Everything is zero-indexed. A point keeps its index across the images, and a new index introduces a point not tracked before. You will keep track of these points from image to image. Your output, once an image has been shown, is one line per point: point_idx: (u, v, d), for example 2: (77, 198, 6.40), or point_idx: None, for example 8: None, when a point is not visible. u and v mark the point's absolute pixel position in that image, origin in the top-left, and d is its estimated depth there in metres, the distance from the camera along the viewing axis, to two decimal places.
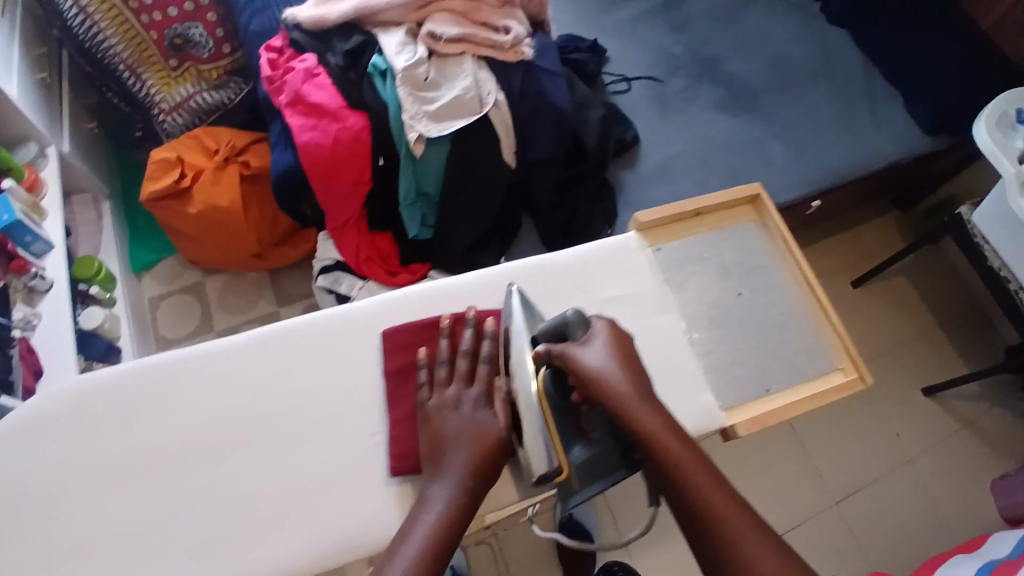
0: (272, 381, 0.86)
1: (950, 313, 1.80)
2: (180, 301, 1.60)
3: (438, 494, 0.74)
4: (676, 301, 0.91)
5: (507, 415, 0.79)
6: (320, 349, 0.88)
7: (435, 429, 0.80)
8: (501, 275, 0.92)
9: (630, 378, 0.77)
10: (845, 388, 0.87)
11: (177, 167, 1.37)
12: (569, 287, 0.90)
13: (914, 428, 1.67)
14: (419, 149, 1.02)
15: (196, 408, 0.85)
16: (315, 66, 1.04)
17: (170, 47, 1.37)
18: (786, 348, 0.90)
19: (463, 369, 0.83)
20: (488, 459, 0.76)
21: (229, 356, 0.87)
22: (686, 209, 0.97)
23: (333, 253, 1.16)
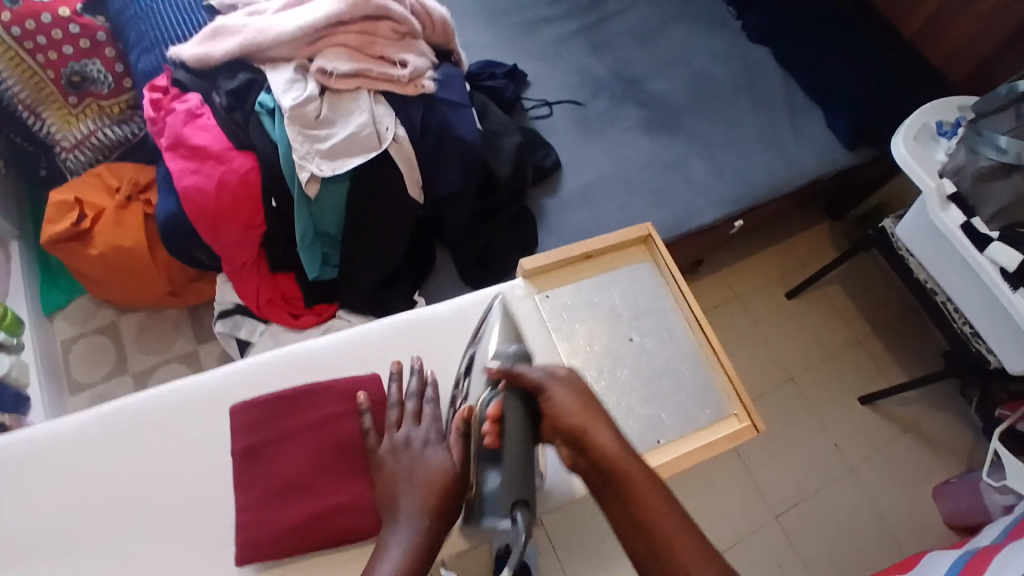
0: (135, 458, 0.75)
1: (887, 322, 1.80)
2: (95, 343, 1.51)
3: (397, 538, 0.63)
4: (560, 348, 0.88)
5: (460, 457, 0.71)
6: (177, 424, 0.77)
7: (386, 476, 0.70)
8: (379, 333, 0.86)
9: (601, 422, 0.72)
10: (739, 435, 0.86)
11: (75, 209, 1.30)
12: (449, 341, 0.86)
13: (855, 439, 1.66)
14: (313, 188, 0.97)
15: (26, 500, 0.72)
16: (197, 106, 1.01)
17: (68, 85, 1.31)
18: (679, 393, 0.88)
19: (408, 411, 0.75)
20: (444, 500, 0.67)
21: (74, 436, 0.75)
22: (577, 251, 0.95)
23: (232, 296, 1.12)
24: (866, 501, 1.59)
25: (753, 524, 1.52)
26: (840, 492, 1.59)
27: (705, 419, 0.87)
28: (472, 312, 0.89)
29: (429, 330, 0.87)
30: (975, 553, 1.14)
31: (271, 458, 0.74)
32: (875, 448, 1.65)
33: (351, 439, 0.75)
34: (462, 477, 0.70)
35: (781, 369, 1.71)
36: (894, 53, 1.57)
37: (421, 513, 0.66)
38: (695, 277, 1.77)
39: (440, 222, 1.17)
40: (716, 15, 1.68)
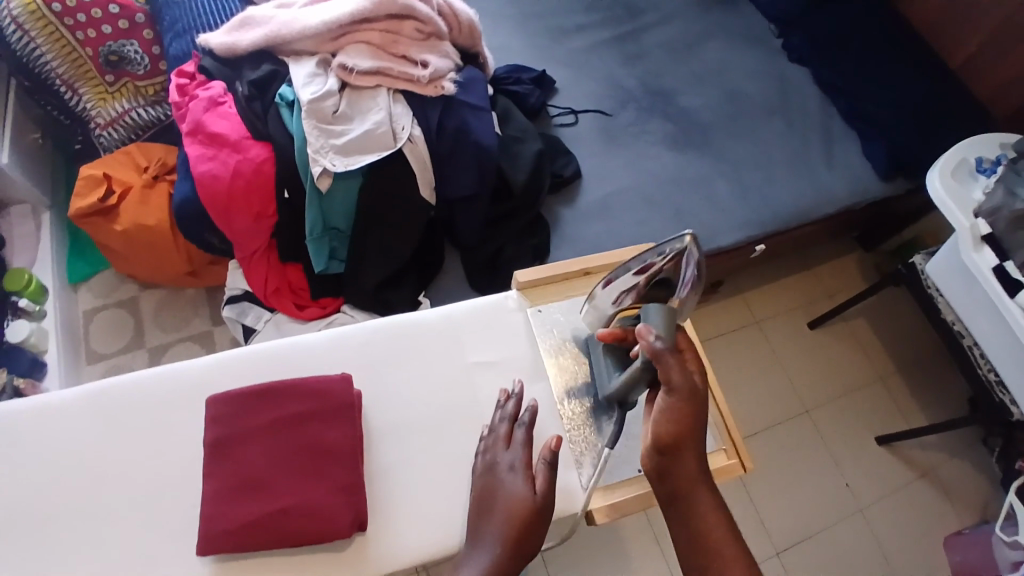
0: (104, 440, 0.75)
1: (912, 360, 1.74)
2: (114, 316, 1.56)
3: (474, 560, 0.65)
4: (547, 365, 0.82)
5: (544, 488, 0.68)
6: (157, 409, 0.76)
7: (480, 497, 0.69)
8: (361, 334, 0.81)
9: (694, 444, 0.65)
10: (725, 472, 0.82)
11: (103, 184, 1.34)
12: (435, 351, 0.81)
13: (865, 478, 1.60)
14: (324, 182, 0.98)
15: (9, 468, 0.73)
16: (220, 94, 1.03)
17: (105, 63, 1.36)
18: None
19: (503, 433, 0.73)
20: (523, 533, 0.66)
21: (60, 411, 0.76)
22: (574, 267, 0.88)
23: (242, 283, 1.14)
24: (871, 544, 1.53)
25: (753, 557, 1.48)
26: (846, 532, 1.54)
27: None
28: (463, 321, 0.83)
29: (414, 335, 0.81)
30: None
31: (233, 453, 0.70)
32: (885, 491, 1.59)
33: (326, 443, 0.71)
34: (542, 508, 0.67)
35: (795, 400, 1.66)
36: (939, 84, 1.51)
37: (496, 545, 0.65)
38: (714, 297, 1.74)
39: (452, 225, 1.16)
40: (756, 32, 1.65)
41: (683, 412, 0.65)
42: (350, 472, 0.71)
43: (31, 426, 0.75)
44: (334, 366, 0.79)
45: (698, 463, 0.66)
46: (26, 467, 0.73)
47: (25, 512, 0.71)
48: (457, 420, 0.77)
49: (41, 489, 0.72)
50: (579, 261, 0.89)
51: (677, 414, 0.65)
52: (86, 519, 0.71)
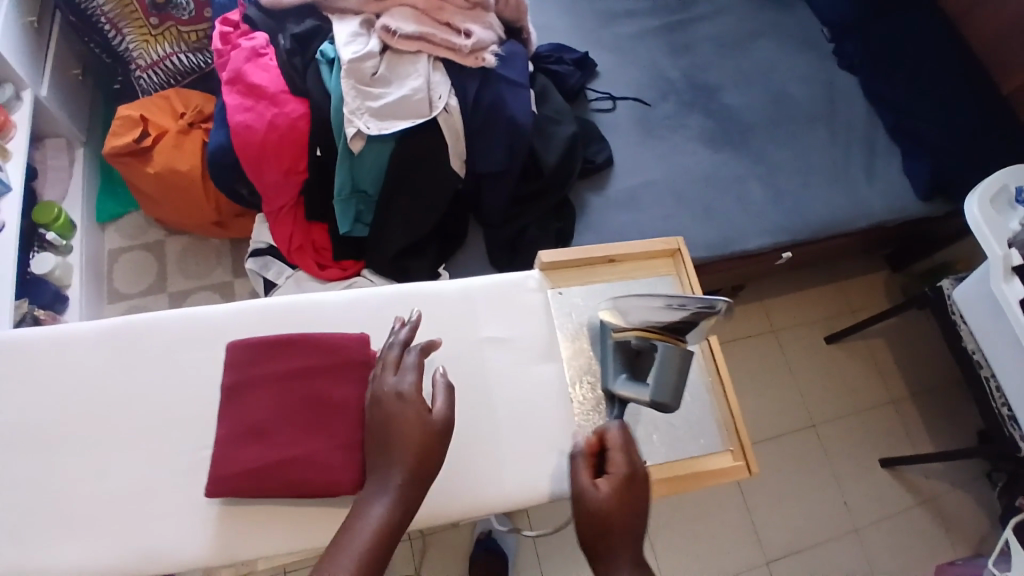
0: (120, 373, 0.76)
1: (928, 386, 1.71)
2: (139, 258, 1.59)
3: (373, 495, 0.63)
4: (561, 350, 0.79)
5: (440, 414, 0.67)
6: (171, 351, 0.78)
7: (375, 421, 0.67)
8: (375, 299, 0.80)
9: (620, 530, 0.63)
10: (729, 474, 0.76)
11: (139, 126, 1.36)
12: (445, 321, 0.78)
13: (865, 498, 1.59)
14: (357, 145, 0.99)
15: (27, 390, 0.75)
16: (262, 46, 1.03)
17: (152, 5, 1.36)
18: (671, 423, 0.77)
19: (393, 358, 0.70)
20: (423, 459, 0.64)
21: (78, 343, 0.77)
22: (600, 254, 0.84)
23: (267, 237, 1.13)
24: (861, 564, 1.53)
25: (736, 563, 1.48)
26: (837, 550, 1.53)
27: (698, 449, 0.77)
28: (479, 294, 0.80)
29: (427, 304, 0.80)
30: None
31: (240, 403, 0.72)
32: (881, 513, 1.58)
33: (331, 400, 0.72)
34: (437, 434, 0.65)
35: (803, 414, 1.65)
36: (990, 108, 1.47)
37: (398, 474, 0.64)
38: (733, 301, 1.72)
39: (477, 200, 1.16)
40: (809, 36, 1.60)
41: (609, 509, 0.64)
42: (353, 429, 0.71)
43: (51, 351, 0.77)
44: (347, 327, 0.79)
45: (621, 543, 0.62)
46: (43, 391, 0.75)
47: (40, 435, 0.73)
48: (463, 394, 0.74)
49: (55, 414, 0.74)
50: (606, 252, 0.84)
51: (597, 512, 0.64)
52: (97, 447, 0.73)
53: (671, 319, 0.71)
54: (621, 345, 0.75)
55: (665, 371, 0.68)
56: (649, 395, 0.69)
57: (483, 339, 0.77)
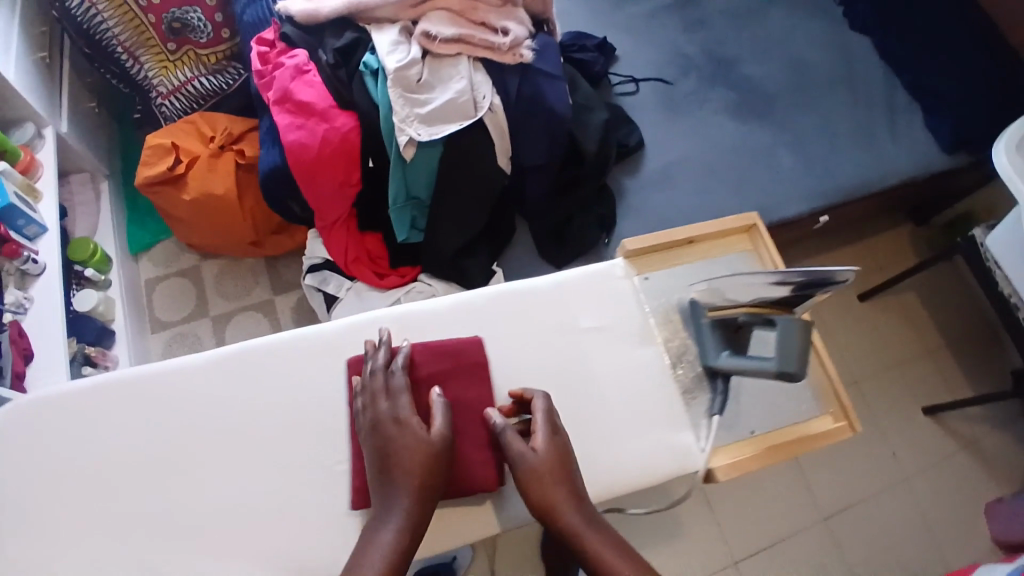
0: (236, 397, 0.80)
1: (961, 335, 1.75)
2: (177, 285, 1.59)
3: (382, 520, 0.67)
4: (658, 332, 0.81)
5: (440, 431, 0.71)
6: (287, 370, 0.81)
7: (378, 450, 0.70)
8: (475, 301, 0.80)
9: (568, 491, 0.68)
10: (832, 435, 0.79)
11: (172, 153, 1.36)
12: (546, 314, 0.80)
13: (912, 447, 1.62)
14: (409, 152, 1.00)
15: (151, 423, 0.78)
16: (305, 62, 1.03)
17: (168, 31, 1.34)
18: (770, 391, 0.80)
19: (382, 384, 0.72)
20: (428, 479, 0.68)
21: (195, 372, 0.81)
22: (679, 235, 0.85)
23: (322, 252, 1.15)
24: (914, 512, 1.56)
25: (794, 523, 1.52)
26: (891, 500, 1.57)
27: (799, 414, 0.79)
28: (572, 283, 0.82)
29: (526, 300, 0.81)
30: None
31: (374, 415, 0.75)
32: (929, 460, 1.61)
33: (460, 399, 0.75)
34: (440, 450, 0.70)
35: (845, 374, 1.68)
36: (1004, 56, 1.50)
37: (404, 496, 0.67)
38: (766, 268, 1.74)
39: (522, 194, 1.17)
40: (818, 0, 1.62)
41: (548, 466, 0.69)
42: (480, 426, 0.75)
43: (163, 384, 0.80)
44: (444, 332, 0.79)
45: (572, 502, 0.68)
46: (164, 422, 0.79)
47: None
48: (571, 387, 0.76)
49: (181, 441, 0.78)
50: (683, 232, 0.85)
51: (540, 474, 0.68)
52: None
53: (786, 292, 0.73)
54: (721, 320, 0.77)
55: (791, 342, 0.68)
56: (774, 365, 0.69)
57: (586, 329, 0.79)
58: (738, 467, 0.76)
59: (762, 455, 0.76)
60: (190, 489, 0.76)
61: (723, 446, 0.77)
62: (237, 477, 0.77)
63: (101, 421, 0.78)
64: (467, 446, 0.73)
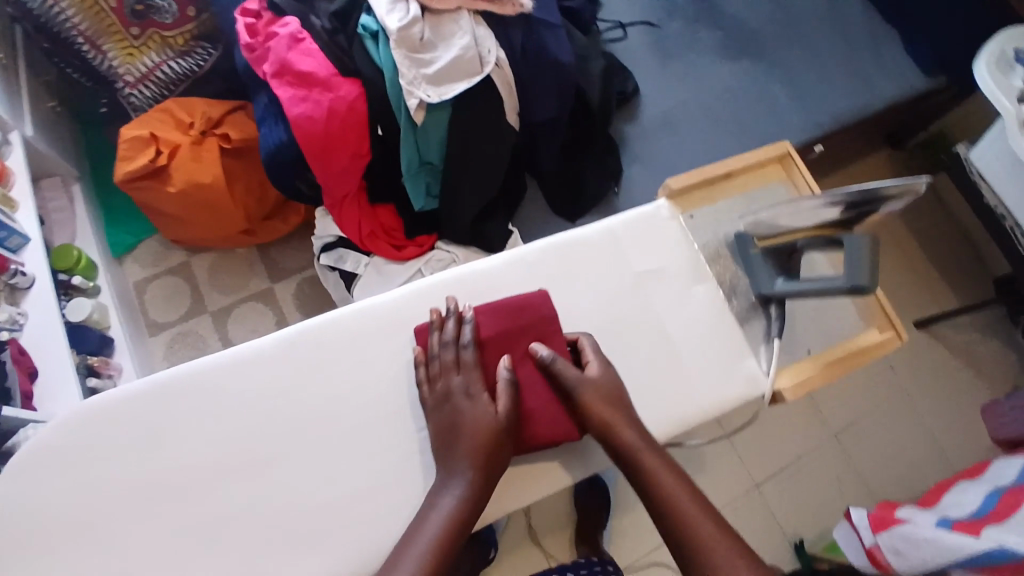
0: (300, 381, 0.79)
1: (943, 251, 1.64)
2: (169, 284, 1.52)
3: (448, 492, 0.70)
4: (709, 269, 0.87)
5: (506, 408, 0.74)
6: (352, 346, 0.80)
7: (447, 422, 0.73)
8: (525, 257, 0.85)
9: (626, 421, 0.74)
10: (884, 345, 0.85)
11: (152, 144, 1.28)
12: (600, 263, 0.85)
13: (912, 367, 1.55)
14: (420, 116, 0.96)
15: (219, 419, 0.77)
16: (298, 30, 0.98)
17: (131, 14, 1.26)
18: (819, 312, 0.88)
19: (451, 358, 0.76)
20: (490, 444, 0.72)
21: (257, 361, 0.79)
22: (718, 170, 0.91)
23: (333, 230, 1.14)
24: None
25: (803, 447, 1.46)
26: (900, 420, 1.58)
27: (846, 332, 0.86)
28: (621, 231, 0.87)
29: (575, 251, 0.86)
30: (874, 565, 1.03)
31: None
32: None
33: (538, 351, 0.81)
34: (503, 425, 0.73)
35: None
36: None
37: (468, 466, 0.70)
38: None
39: (533, 153, 1.15)
40: None
41: (601, 396, 0.75)
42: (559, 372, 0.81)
43: (222, 375, 0.78)
44: (511, 291, 0.84)
45: (629, 426, 0.74)
46: (228, 415, 0.77)
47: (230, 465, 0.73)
48: (638, 328, 0.82)
49: (249, 434, 0.76)
50: (717, 169, 0.90)
51: (600, 399, 0.75)
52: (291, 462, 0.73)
53: (836, 214, 0.80)
54: (771, 249, 0.85)
55: (862, 256, 0.73)
56: (847, 283, 0.73)
57: (643, 273, 0.85)
58: (802, 385, 0.82)
59: (823, 370, 0.83)
60: (264, 480, 0.75)
61: (783, 368, 0.84)
62: (310, 461, 0.76)
63: (164, 419, 0.76)
64: (531, 403, 0.76)
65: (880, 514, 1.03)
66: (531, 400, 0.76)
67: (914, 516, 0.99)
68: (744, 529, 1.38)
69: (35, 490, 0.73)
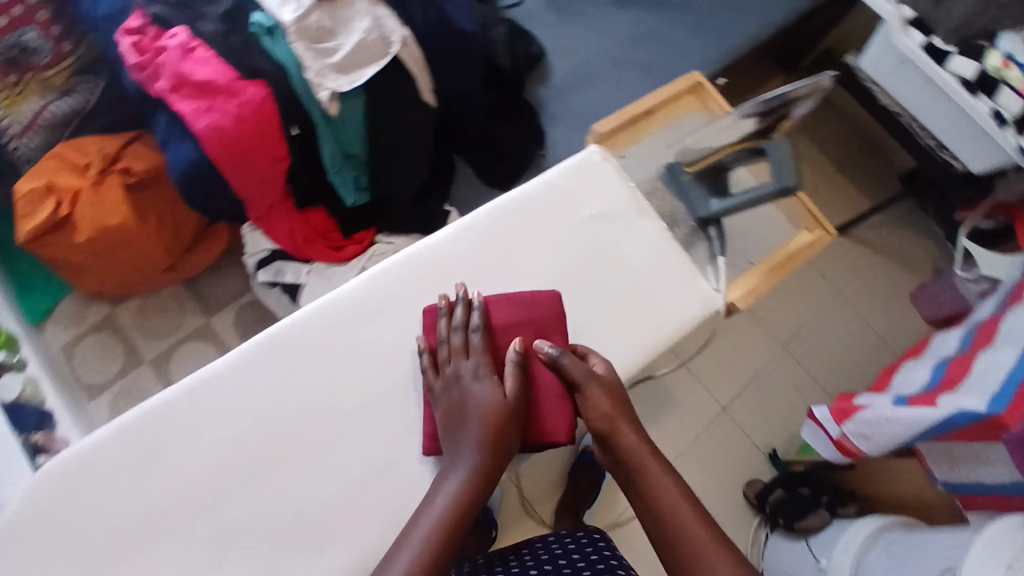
0: (277, 391, 0.78)
1: (847, 154, 1.72)
2: (99, 341, 1.42)
3: (455, 470, 0.70)
4: (649, 205, 0.90)
5: (513, 390, 0.74)
6: (323, 345, 0.80)
7: (454, 407, 0.74)
8: (475, 222, 0.86)
9: (629, 423, 0.76)
10: (814, 244, 0.93)
11: (50, 196, 1.18)
12: (549, 217, 0.87)
13: (839, 270, 1.62)
14: (334, 107, 0.94)
15: (205, 444, 0.76)
16: (188, 40, 0.93)
17: (5, 61, 1.17)
18: (753, 227, 0.97)
19: (459, 343, 0.77)
20: (501, 428, 0.72)
21: (227, 378, 0.78)
22: (639, 108, 0.97)
23: (266, 243, 1.10)
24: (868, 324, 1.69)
25: (760, 360, 1.51)
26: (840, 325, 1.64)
27: (780, 239, 0.95)
28: (561, 181, 0.88)
29: (523, 210, 0.87)
30: (843, 453, 1.08)
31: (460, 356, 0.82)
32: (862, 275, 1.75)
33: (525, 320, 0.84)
34: (514, 406, 0.73)
35: None
36: None
37: (476, 448, 0.71)
38: None
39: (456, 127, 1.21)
40: None
41: (608, 394, 0.77)
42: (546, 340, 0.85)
43: (201, 402, 0.77)
44: (479, 268, 0.85)
45: (633, 429, 0.76)
46: (215, 440, 0.76)
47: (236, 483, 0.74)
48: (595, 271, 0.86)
49: (240, 455, 0.75)
50: (638, 109, 0.96)
51: (605, 397, 0.76)
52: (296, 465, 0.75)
53: (751, 127, 0.92)
54: (700, 173, 0.92)
55: (784, 160, 0.85)
56: (777, 185, 0.84)
57: (590, 217, 0.87)
58: (751, 293, 0.90)
59: (767, 276, 0.91)
60: (266, 494, 0.75)
61: (732, 282, 0.91)
62: (309, 464, 0.77)
63: (150, 457, 0.74)
64: (543, 385, 0.78)
65: (841, 406, 1.06)
66: (539, 390, 0.77)
67: (873, 399, 1.02)
68: (720, 453, 1.42)
69: (25, 557, 0.70)
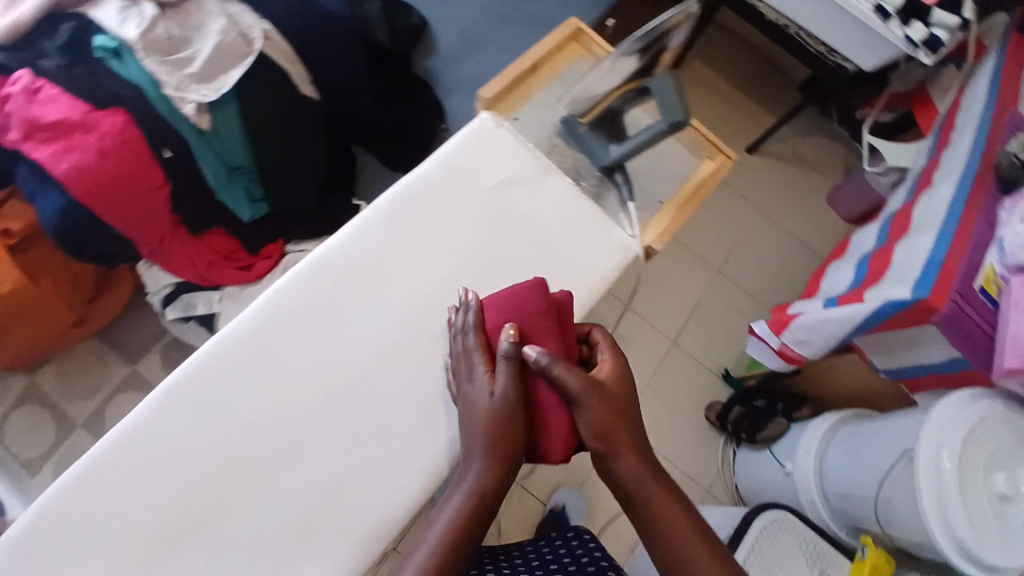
0: (216, 424, 0.73)
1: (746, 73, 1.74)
2: (23, 417, 1.27)
3: (455, 486, 0.68)
4: (551, 163, 0.91)
5: (509, 393, 0.69)
6: (251, 362, 0.76)
7: (462, 415, 0.72)
8: (380, 210, 0.83)
9: (633, 448, 0.67)
10: (718, 171, 0.97)
11: None
12: (452, 190, 0.86)
13: (755, 187, 1.65)
14: (204, 119, 0.90)
15: (149, 494, 0.69)
16: (32, 81, 0.85)
17: None
18: (662, 165, 0.98)
19: (463, 346, 0.75)
20: (502, 433, 0.68)
21: (160, 421, 0.72)
22: (520, 65, 0.95)
23: (169, 278, 1.05)
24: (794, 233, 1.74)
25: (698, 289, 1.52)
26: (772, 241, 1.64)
27: (685, 172, 0.98)
28: (456, 154, 0.88)
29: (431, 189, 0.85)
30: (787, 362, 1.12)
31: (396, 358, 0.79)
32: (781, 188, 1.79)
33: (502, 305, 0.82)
34: (513, 411, 0.68)
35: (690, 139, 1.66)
36: None
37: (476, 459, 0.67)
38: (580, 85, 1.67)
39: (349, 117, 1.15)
40: None
41: (614, 405, 0.69)
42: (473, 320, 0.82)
43: (159, 436, 0.71)
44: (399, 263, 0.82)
45: (639, 455, 0.67)
46: (174, 472, 0.70)
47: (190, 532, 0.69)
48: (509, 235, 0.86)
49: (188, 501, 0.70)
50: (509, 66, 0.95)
51: (605, 420, 0.68)
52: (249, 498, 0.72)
53: (634, 64, 0.90)
54: (597, 121, 0.93)
55: (668, 96, 0.83)
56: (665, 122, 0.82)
57: (495, 185, 0.87)
58: (666, 233, 0.92)
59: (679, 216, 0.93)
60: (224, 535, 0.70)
61: (646, 225, 0.93)
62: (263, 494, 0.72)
63: (107, 502, 0.68)
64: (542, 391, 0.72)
65: (777, 317, 1.11)
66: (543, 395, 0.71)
67: (805, 308, 1.09)
68: (679, 387, 1.43)
69: None
